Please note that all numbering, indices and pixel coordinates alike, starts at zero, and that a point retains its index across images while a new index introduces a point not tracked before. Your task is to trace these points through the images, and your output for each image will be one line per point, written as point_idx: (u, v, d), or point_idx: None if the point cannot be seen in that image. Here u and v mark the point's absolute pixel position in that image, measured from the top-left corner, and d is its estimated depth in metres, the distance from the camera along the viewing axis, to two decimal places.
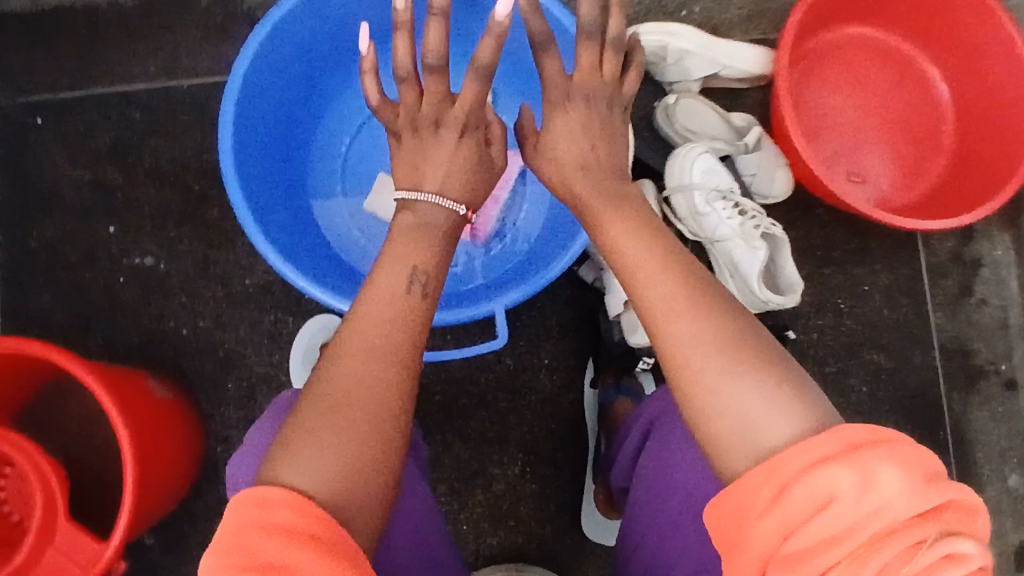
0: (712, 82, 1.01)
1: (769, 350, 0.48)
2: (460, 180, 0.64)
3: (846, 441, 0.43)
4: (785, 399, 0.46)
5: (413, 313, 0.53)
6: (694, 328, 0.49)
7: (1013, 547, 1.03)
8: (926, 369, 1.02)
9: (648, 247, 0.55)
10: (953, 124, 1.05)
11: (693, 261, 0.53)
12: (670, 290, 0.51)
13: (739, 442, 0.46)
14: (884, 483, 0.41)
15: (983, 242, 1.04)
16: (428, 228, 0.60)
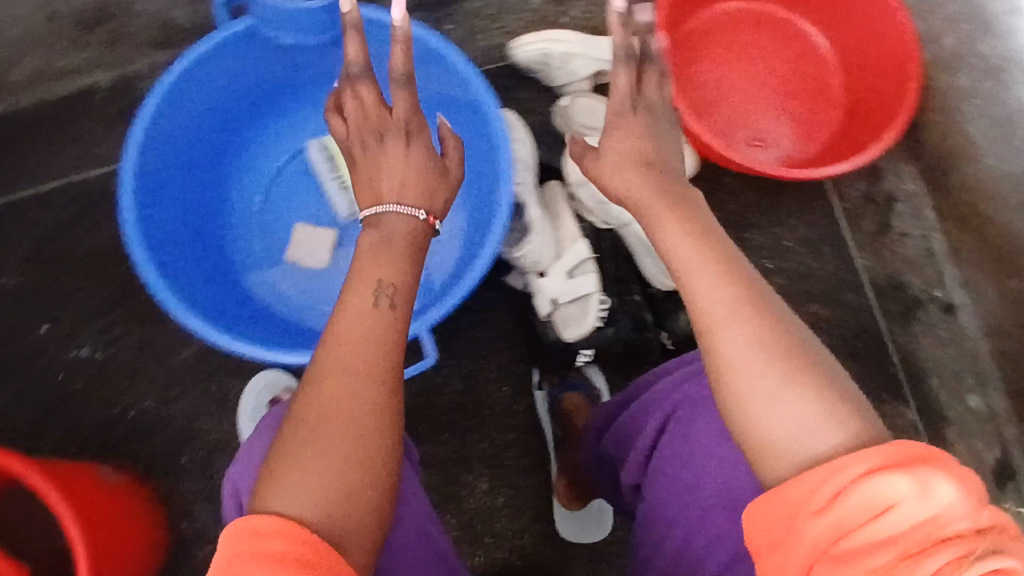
0: (602, 78, 1.04)
1: (821, 363, 0.45)
2: (416, 187, 0.62)
3: (903, 450, 0.40)
4: (835, 411, 0.43)
5: (390, 329, 0.50)
6: (743, 333, 0.46)
7: (988, 463, 1.04)
8: (862, 309, 1.06)
9: (702, 252, 0.51)
10: (840, 74, 1.09)
11: (739, 263, 0.50)
12: (718, 293, 0.48)
13: (789, 455, 0.43)
14: (942, 491, 0.38)
15: (893, 177, 1.07)
16: (392, 238, 0.58)
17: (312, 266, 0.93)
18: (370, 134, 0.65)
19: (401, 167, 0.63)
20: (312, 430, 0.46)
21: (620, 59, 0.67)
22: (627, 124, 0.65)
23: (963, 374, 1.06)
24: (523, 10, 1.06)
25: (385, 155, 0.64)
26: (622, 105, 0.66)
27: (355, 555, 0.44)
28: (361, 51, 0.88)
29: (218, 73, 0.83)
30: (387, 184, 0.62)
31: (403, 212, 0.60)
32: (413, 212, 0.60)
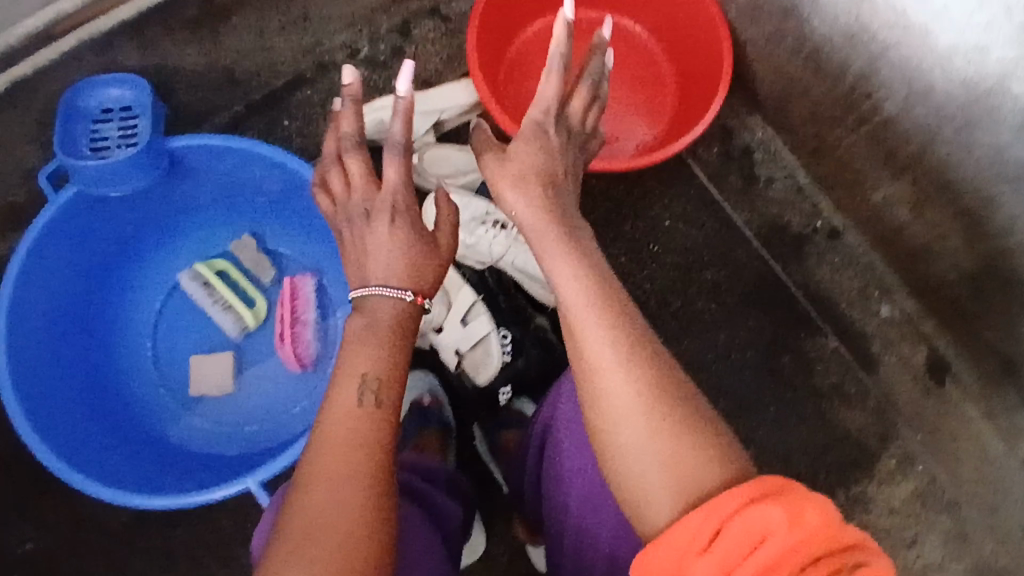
0: (445, 125, 1.07)
1: (700, 406, 0.51)
2: (402, 266, 0.61)
3: (768, 484, 0.46)
4: (713, 451, 0.49)
5: (375, 427, 0.53)
6: (632, 381, 0.50)
7: (919, 363, 1.08)
8: (755, 261, 1.10)
9: (593, 300, 0.53)
10: (664, 52, 1.14)
11: (626, 308, 0.54)
12: (607, 341, 0.51)
13: (670, 494, 0.48)
14: (807, 518, 0.44)
15: (741, 131, 1.13)
16: (376, 322, 0.58)
17: (216, 394, 0.93)
18: (355, 213, 0.64)
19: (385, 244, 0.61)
20: (301, 542, 0.49)
21: (563, 70, 0.63)
22: (540, 140, 0.62)
23: (867, 289, 1.10)
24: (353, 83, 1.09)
25: (369, 232, 0.62)
26: (542, 115, 0.63)
27: None
28: (196, 175, 0.89)
29: (64, 244, 0.84)
30: (374, 267, 0.61)
31: (388, 294, 0.59)
32: (399, 293, 0.60)
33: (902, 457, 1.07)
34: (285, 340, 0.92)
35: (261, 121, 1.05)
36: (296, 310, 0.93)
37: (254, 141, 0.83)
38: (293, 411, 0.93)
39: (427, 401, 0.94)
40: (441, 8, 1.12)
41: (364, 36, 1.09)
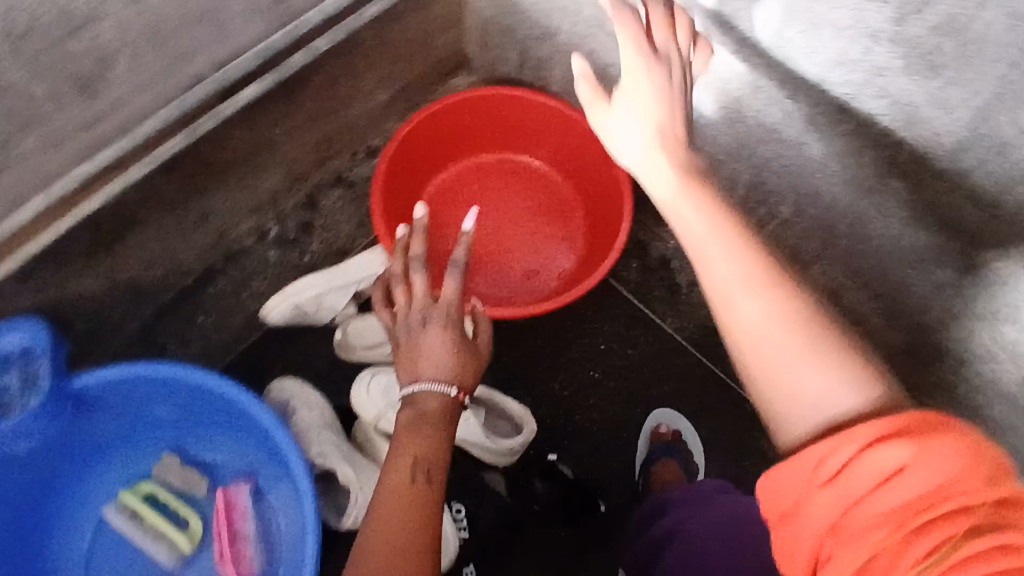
0: (363, 294, 1.05)
1: (831, 319, 0.53)
2: (450, 364, 0.78)
3: (912, 419, 0.46)
4: (837, 378, 0.51)
5: (423, 492, 0.69)
6: (755, 309, 0.52)
7: None
8: (697, 366, 1.11)
9: (716, 231, 0.55)
10: (566, 181, 1.18)
11: (757, 234, 0.56)
12: (736, 269, 0.54)
13: (806, 418, 0.51)
14: (959, 460, 0.44)
15: (655, 242, 1.14)
16: (426, 413, 0.75)
17: None
18: (415, 324, 0.80)
19: (437, 350, 0.78)
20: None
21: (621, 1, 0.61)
22: (656, 81, 0.61)
23: None
24: (266, 265, 1.09)
25: (425, 337, 0.79)
26: (659, 48, 0.62)
27: None
28: (108, 408, 0.85)
29: None
30: (425, 360, 0.78)
31: (435, 389, 0.76)
32: (445, 388, 0.77)
33: None
34: (225, 561, 0.85)
35: (177, 323, 1.05)
36: (231, 518, 0.87)
37: (165, 364, 0.80)
38: None
39: None
40: (345, 175, 1.15)
41: (271, 217, 1.10)
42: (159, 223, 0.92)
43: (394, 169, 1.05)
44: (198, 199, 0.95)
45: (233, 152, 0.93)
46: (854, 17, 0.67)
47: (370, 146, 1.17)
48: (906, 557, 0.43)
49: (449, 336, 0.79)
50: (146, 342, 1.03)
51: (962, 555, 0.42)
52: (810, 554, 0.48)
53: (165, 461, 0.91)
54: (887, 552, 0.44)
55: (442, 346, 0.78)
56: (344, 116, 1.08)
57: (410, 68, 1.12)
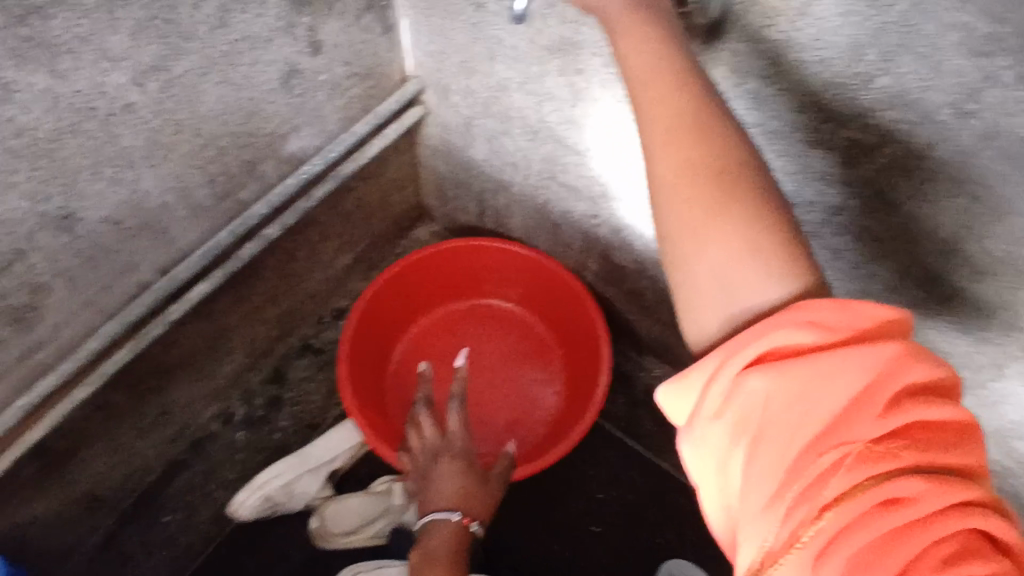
0: (338, 472, 1.00)
1: (759, 187, 0.48)
2: (456, 493, 0.85)
3: (810, 348, 0.43)
4: (745, 258, 0.47)
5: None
6: (677, 160, 0.49)
7: None
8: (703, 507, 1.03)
9: (655, 70, 0.51)
10: (538, 321, 1.15)
11: (706, 90, 0.50)
12: (670, 117, 0.50)
13: (713, 292, 0.48)
14: (843, 390, 0.41)
15: (638, 375, 1.11)
16: (437, 543, 0.78)
17: None
18: (427, 463, 0.89)
19: (446, 479, 0.86)
20: None
21: None
22: None
23: None
24: (233, 450, 1.04)
25: (435, 471, 0.87)
26: None
27: None
28: None
29: None
30: (437, 493, 0.85)
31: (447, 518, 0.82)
32: (453, 516, 0.82)
33: None
34: None
35: (138, 529, 0.97)
36: None
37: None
38: None
39: None
40: (312, 342, 1.12)
41: (235, 399, 1.06)
42: (115, 428, 0.87)
43: (361, 331, 1.02)
44: (155, 396, 0.90)
45: (188, 344, 0.90)
46: (799, 163, 0.70)
47: (336, 309, 1.15)
48: (789, 516, 0.41)
49: (456, 467, 0.87)
50: (107, 555, 0.95)
51: (841, 512, 0.39)
52: (708, 496, 0.46)
53: None
54: (770, 509, 0.41)
55: (450, 476, 0.86)
56: (306, 287, 1.06)
57: (370, 230, 1.11)
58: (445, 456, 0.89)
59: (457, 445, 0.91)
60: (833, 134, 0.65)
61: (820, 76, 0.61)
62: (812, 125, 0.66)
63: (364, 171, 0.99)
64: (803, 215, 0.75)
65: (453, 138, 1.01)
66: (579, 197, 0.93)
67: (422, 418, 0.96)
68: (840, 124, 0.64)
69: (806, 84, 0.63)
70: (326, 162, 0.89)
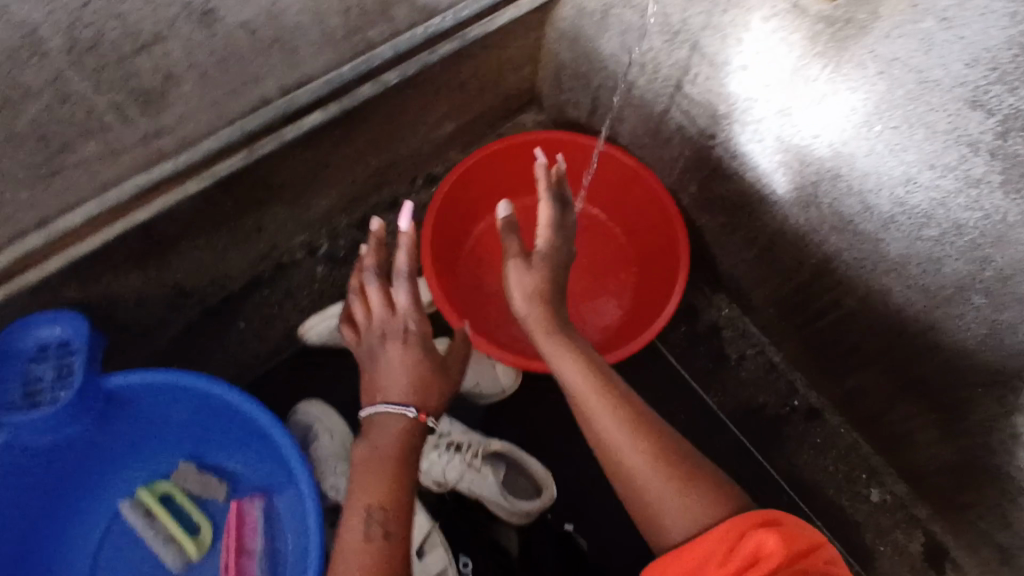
0: None
1: (683, 454, 0.66)
2: (409, 384, 0.74)
3: (777, 518, 0.57)
4: (687, 490, 0.62)
5: (385, 547, 0.65)
6: (626, 441, 0.66)
7: (919, 551, 1.02)
8: (733, 447, 1.06)
9: (596, 389, 0.70)
10: (620, 233, 1.15)
11: (635, 401, 0.69)
12: (622, 413, 0.67)
13: (668, 512, 0.62)
14: (799, 545, 0.55)
15: (705, 310, 1.12)
16: (381, 445, 0.71)
17: None
18: (375, 340, 0.77)
19: (398, 367, 0.75)
20: None
21: None
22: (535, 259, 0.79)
23: (854, 475, 1.05)
24: (312, 281, 1.10)
25: (385, 355, 0.76)
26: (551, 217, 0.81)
27: None
28: (134, 413, 0.87)
29: None
30: (385, 383, 0.75)
31: (397, 414, 0.72)
32: (405, 413, 0.72)
33: None
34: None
35: (216, 327, 1.05)
36: (241, 537, 0.88)
37: (211, 381, 0.82)
38: None
39: None
40: (401, 201, 1.15)
41: (323, 234, 1.11)
42: (216, 232, 0.93)
43: (451, 200, 1.04)
44: (253, 211, 0.95)
45: (292, 170, 0.94)
46: (949, 124, 0.65)
47: (430, 175, 1.18)
48: None
49: (412, 352, 0.76)
50: (185, 342, 1.03)
51: None
52: None
53: (180, 470, 0.92)
54: None
55: (402, 364, 0.75)
56: (408, 145, 1.08)
57: (479, 104, 1.12)
58: (401, 339, 0.76)
59: (411, 323, 0.78)
60: (998, 98, 0.60)
61: (1004, 31, 0.57)
62: (973, 85, 0.61)
63: (489, 40, 0.98)
64: (934, 181, 0.71)
65: (585, 25, 0.98)
66: (699, 113, 0.91)
67: (370, 279, 0.80)
68: (1006, 89, 0.59)
69: (986, 38, 0.58)
70: (456, 21, 0.88)
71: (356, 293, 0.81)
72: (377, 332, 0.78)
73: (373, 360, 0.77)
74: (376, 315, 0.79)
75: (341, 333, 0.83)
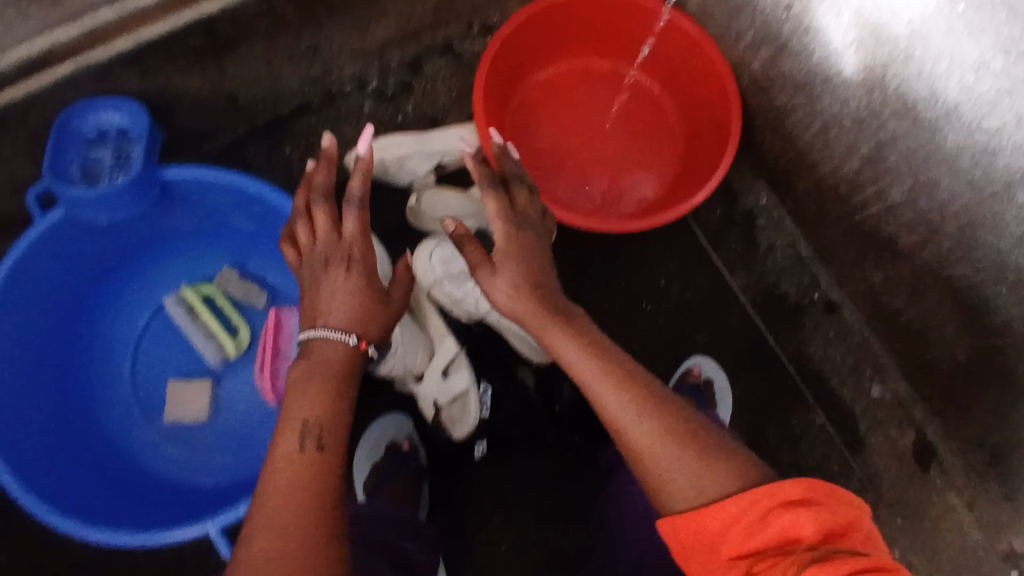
0: (445, 167, 1.05)
1: (694, 422, 0.56)
2: (353, 309, 0.65)
3: (805, 492, 0.51)
4: (708, 463, 0.54)
5: (317, 468, 0.55)
6: (630, 417, 0.56)
7: (909, 444, 1.06)
8: (747, 326, 1.11)
9: (598, 359, 0.59)
10: (671, 107, 1.12)
11: (641, 370, 0.60)
12: (625, 382, 0.58)
13: (684, 489, 0.53)
14: (825, 521, 0.50)
15: (744, 194, 1.13)
16: (328, 363, 0.62)
17: (191, 420, 0.92)
18: (317, 264, 0.67)
19: (343, 293, 0.65)
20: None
21: None
22: (515, 244, 0.66)
23: (860, 368, 1.09)
24: (360, 114, 1.10)
25: (323, 280, 0.66)
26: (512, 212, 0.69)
27: None
28: (186, 207, 0.90)
29: (40, 265, 0.81)
30: (324, 308, 0.65)
31: (332, 338, 0.63)
32: (341, 336, 0.64)
33: None
34: (263, 374, 0.92)
35: (265, 148, 1.07)
36: (279, 341, 0.93)
37: (271, 190, 0.83)
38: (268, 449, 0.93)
39: (405, 444, 0.95)
40: (455, 46, 1.13)
41: (374, 68, 1.10)
42: (273, 45, 0.93)
43: (508, 46, 1.01)
44: (311, 28, 0.95)
45: None
46: None
47: (486, 23, 1.15)
48: None
49: (356, 278, 0.66)
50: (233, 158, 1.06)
51: None
52: None
53: (223, 274, 0.96)
54: None
55: (342, 291, 0.65)
56: None
57: None
58: (343, 265, 0.66)
59: (356, 246, 0.67)
60: None
61: None
62: None
63: None
64: (1012, 67, 0.69)
65: None
66: None
67: (319, 201, 0.69)
68: None
69: None
70: None
71: (298, 216, 0.70)
72: (320, 256, 0.67)
73: (314, 287, 0.66)
74: (320, 236, 0.68)
75: (284, 255, 0.72)
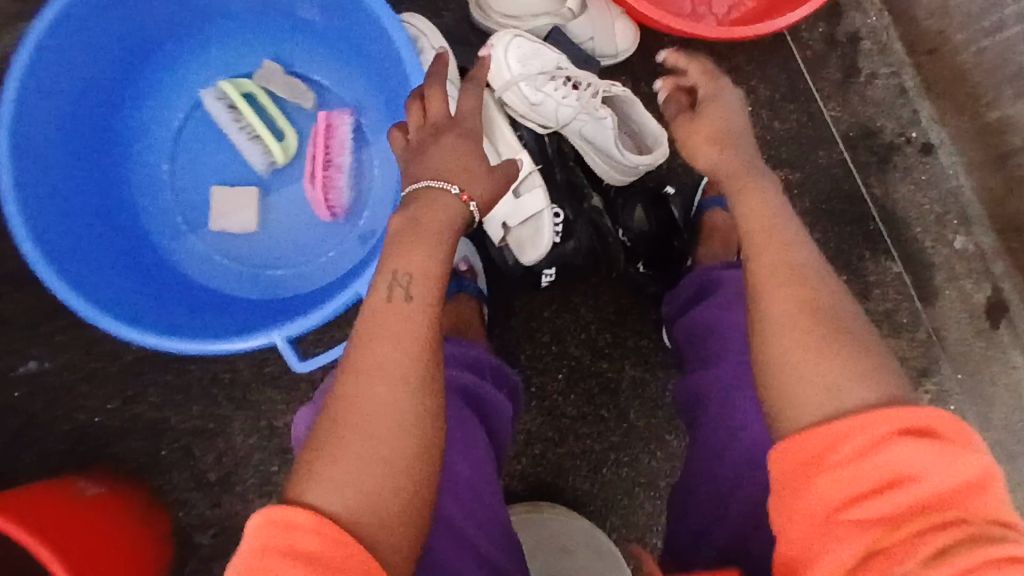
0: None
1: (851, 329, 0.48)
2: (458, 161, 0.57)
3: (935, 419, 0.43)
4: (843, 370, 0.46)
5: (405, 317, 0.49)
6: (778, 302, 0.49)
7: (981, 302, 1.01)
8: (837, 166, 1.02)
9: (759, 231, 0.52)
10: None
11: (806, 252, 0.51)
12: (776, 264, 0.50)
13: (809, 391, 0.46)
14: (959, 473, 0.41)
15: (850, 14, 1.00)
16: (425, 219, 0.54)
17: (236, 231, 0.86)
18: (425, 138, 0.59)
19: (450, 158, 0.57)
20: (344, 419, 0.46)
21: None
22: (718, 107, 0.61)
23: (947, 217, 1.01)
24: None
25: (434, 145, 0.58)
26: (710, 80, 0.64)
27: (389, 554, 0.44)
28: None
29: (67, 44, 0.71)
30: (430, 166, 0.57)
31: (442, 191, 0.56)
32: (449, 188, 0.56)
33: (936, 392, 1.02)
34: (315, 182, 0.83)
35: None
36: (329, 145, 0.83)
37: None
38: (321, 261, 0.87)
39: (461, 268, 0.87)
40: None
41: None
42: None
43: None
44: None
45: None
46: None
47: None
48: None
49: (461, 147, 0.58)
50: None
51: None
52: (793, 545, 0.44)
53: (265, 68, 0.85)
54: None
55: (453, 153, 0.58)
56: None
57: None
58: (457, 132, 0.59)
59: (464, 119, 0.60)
60: None
61: None
62: None
63: None
64: None
65: None
66: None
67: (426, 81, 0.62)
68: None
69: None
70: None
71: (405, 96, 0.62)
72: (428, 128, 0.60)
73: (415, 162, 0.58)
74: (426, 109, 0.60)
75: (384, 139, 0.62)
